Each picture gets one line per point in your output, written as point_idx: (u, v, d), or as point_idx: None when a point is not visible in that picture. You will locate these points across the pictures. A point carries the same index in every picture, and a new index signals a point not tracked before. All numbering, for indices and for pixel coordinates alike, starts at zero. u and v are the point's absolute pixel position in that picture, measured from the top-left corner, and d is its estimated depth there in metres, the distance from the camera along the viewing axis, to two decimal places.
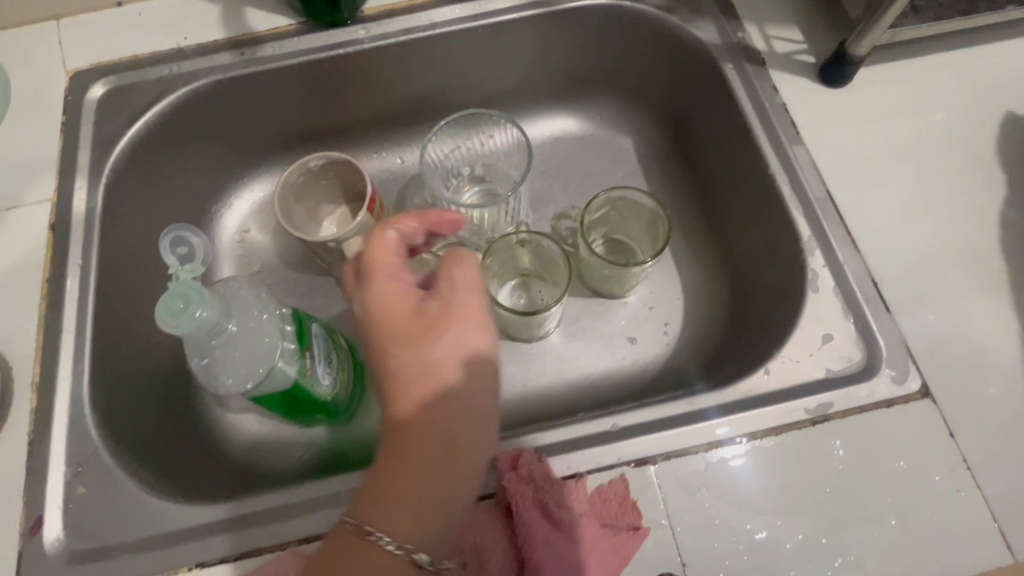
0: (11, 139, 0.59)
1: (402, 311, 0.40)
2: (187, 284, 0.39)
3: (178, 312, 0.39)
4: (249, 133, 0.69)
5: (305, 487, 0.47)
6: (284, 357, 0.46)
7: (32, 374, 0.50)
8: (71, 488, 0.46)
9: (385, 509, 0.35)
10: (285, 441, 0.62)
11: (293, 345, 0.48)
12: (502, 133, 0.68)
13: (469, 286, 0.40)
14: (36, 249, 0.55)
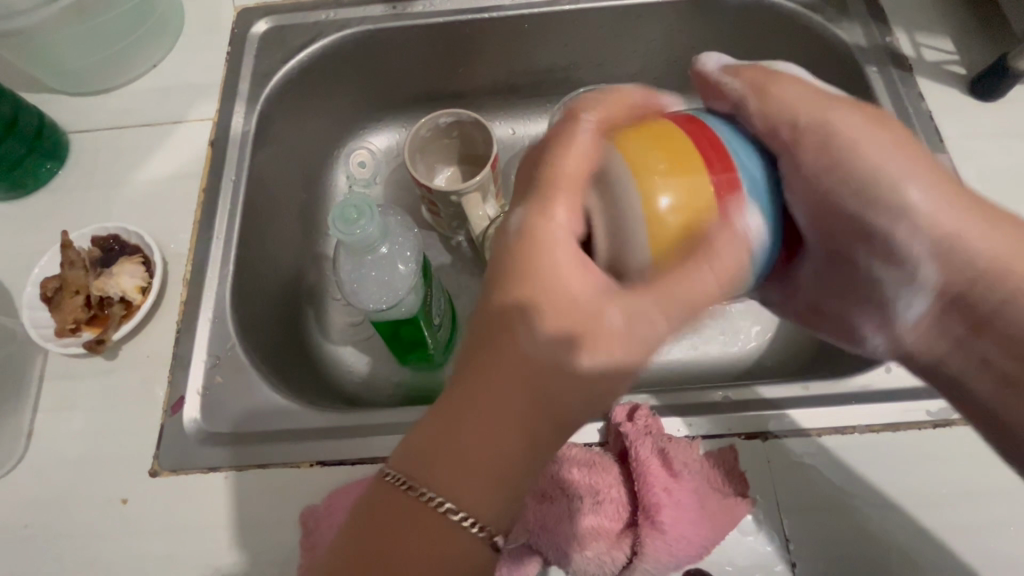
0: (182, 63, 0.65)
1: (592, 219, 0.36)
2: (357, 199, 0.43)
3: (349, 221, 0.43)
4: (382, 85, 0.73)
5: (416, 410, 0.49)
6: (416, 287, 0.49)
7: (184, 270, 0.54)
8: (210, 376, 0.50)
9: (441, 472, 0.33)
10: (382, 373, 0.65)
11: (423, 277, 0.50)
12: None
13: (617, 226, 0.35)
14: (196, 162, 0.60)
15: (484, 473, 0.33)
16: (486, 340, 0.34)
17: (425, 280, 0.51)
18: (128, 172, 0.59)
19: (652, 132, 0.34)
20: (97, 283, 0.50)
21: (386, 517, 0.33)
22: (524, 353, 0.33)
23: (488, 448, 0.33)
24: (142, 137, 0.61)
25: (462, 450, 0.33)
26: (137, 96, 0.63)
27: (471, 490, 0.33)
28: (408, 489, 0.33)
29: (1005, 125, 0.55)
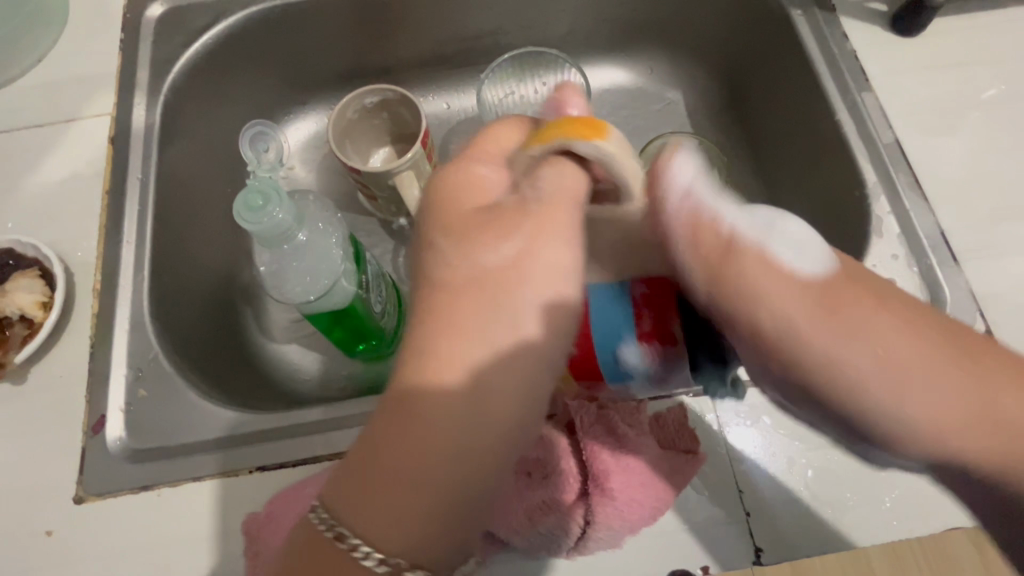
0: (70, 54, 0.59)
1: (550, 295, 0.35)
2: (267, 184, 0.41)
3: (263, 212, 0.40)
4: (303, 65, 0.69)
5: (357, 403, 0.47)
6: (347, 275, 0.46)
7: (93, 280, 0.50)
8: (132, 390, 0.47)
9: (368, 509, 0.30)
10: (328, 368, 0.62)
11: (352, 264, 0.47)
12: (561, 75, 0.71)
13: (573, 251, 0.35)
14: (95, 161, 0.55)
15: (413, 519, 0.30)
16: (445, 359, 0.31)
17: (358, 267, 0.48)
18: (19, 180, 0.54)
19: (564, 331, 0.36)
20: None
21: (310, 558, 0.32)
22: (487, 421, 0.31)
23: (468, 483, 0.31)
24: (32, 139, 0.56)
25: (416, 486, 0.30)
26: (22, 93, 0.57)
27: (408, 534, 0.30)
28: (336, 540, 0.31)
29: (927, 59, 0.55)
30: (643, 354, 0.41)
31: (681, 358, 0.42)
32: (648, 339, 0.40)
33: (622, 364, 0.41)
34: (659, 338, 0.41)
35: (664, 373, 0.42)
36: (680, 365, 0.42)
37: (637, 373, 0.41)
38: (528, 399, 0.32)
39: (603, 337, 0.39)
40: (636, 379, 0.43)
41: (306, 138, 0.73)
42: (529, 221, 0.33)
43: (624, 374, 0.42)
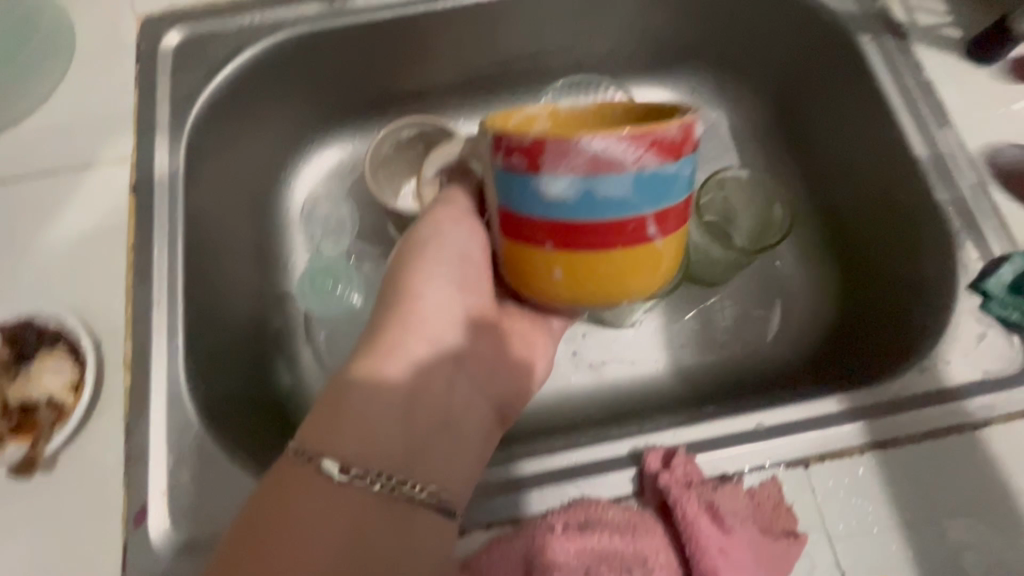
0: (81, 91, 0.54)
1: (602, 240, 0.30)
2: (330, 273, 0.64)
3: (325, 292, 0.63)
4: (328, 93, 0.64)
5: None
6: None
7: (124, 350, 0.45)
8: (175, 474, 0.43)
9: (340, 433, 0.36)
10: None
11: None
12: (597, 91, 0.68)
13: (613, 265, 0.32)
14: (117, 213, 0.50)
15: (377, 437, 0.37)
16: (391, 321, 0.41)
17: None
18: (34, 236, 0.49)
19: (591, 276, 0.32)
20: (16, 389, 0.41)
21: (284, 505, 0.34)
22: (421, 339, 0.41)
23: (404, 395, 0.39)
24: (45, 189, 0.51)
25: (377, 406, 0.38)
26: (28, 137, 0.52)
27: (370, 448, 0.37)
28: (312, 463, 0.35)
29: (1005, 91, 0.53)
30: (561, 173, 0.29)
31: (586, 146, 0.27)
32: (526, 157, 0.29)
33: (601, 197, 0.29)
34: (532, 148, 0.28)
35: (600, 169, 0.28)
36: (601, 148, 0.27)
37: (604, 188, 0.29)
38: (434, 335, 0.42)
39: (532, 204, 0.30)
40: (625, 193, 0.29)
41: (331, 167, 0.68)
42: (425, 235, 0.43)
43: (612, 209, 0.29)
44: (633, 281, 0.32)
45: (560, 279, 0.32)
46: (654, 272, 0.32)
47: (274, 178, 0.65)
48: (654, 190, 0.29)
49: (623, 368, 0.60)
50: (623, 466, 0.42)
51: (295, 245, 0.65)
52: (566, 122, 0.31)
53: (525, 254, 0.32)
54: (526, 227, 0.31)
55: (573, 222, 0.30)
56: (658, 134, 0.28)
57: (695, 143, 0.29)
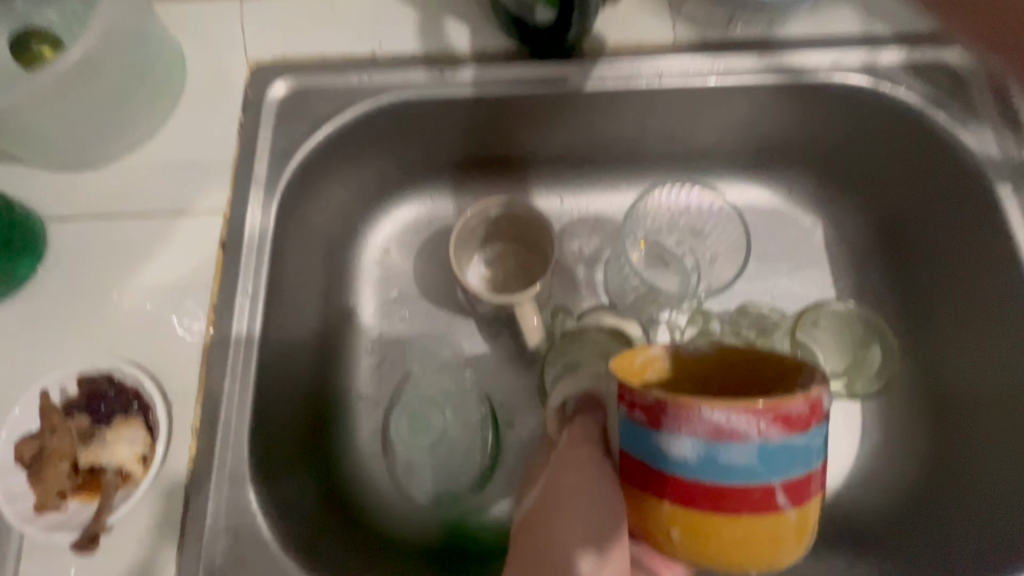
0: (184, 133, 0.54)
1: (726, 505, 0.29)
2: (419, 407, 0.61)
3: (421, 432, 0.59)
4: (417, 153, 0.63)
5: None
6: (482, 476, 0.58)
7: (191, 416, 0.45)
8: (229, 557, 0.42)
9: None
10: (399, 497, 0.57)
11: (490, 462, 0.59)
12: (685, 193, 0.64)
13: (743, 534, 0.29)
14: (204, 267, 0.50)
15: None
16: (541, 521, 0.39)
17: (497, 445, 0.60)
18: (120, 277, 0.49)
19: (715, 536, 0.29)
20: (89, 454, 0.41)
21: None
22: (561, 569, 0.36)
23: None
24: (136, 230, 0.51)
25: None
26: (127, 175, 0.53)
27: None
28: None
29: None
30: (682, 436, 0.28)
31: (709, 413, 0.28)
32: (647, 414, 0.29)
33: (723, 463, 0.28)
34: (655, 407, 0.29)
35: (724, 436, 0.28)
36: (724, 418, 0.27)
37: (729, 455, 0.28)
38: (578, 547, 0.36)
39: (656, 459, 0.30)
40: (751, 462, 0.28)
41: (408, 221, 0.67)
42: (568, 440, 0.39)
43: (738, 475, 0.28)
44: (759, 554, 0.29)
45: (679, 540, 0.30)
46: (790, 543, 0.29)
47: (351, 227, 0.64)
48: (778, 463, 0.28)
49: None
50: None
51: (361, 297, 0.64)
52: (686, 369, 0.34)
53: (644, 503, 0.31)
54: (649, 479, 0.30)
55: (699, 484, 0.29)
56: (782, 409, 0.28)
57: (823, 416, 0.29)
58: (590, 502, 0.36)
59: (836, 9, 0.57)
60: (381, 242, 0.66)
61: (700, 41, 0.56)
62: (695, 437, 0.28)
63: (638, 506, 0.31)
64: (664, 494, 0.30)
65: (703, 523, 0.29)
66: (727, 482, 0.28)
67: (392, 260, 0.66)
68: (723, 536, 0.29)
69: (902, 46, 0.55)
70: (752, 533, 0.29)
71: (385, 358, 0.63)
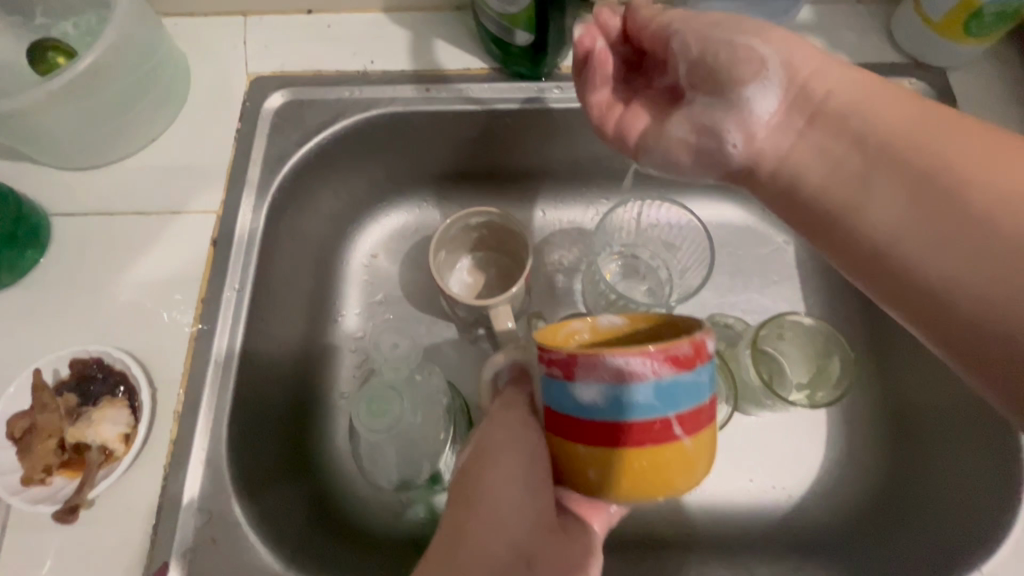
0: (186, 139, 0.58)
1: (630, 439, 0.31)
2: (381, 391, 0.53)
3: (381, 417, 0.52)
4: (405, 163, 0.66)
5: None
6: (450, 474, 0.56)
7: (174, 401, 0.47)
8: (201, 537, 0.44)
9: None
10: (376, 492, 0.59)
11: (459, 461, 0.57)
12: (655, 210, 0.67)
13: (648, 462, 0.32)
14: (196, 263, 0.53)
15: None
16: (474, 477, 0.37)
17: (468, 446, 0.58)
18: (119, 270, 0.53)
19: (625, 469, 0.32)
20: (73, 432, 0.43)
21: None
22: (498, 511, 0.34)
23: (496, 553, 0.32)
24: (135, 227, 0.54)
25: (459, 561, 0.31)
26: (130, 176, 0.56)
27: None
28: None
29: None
30: (589, 383, 0.31)
31: (610, 359, 0.30)
32: (561, 366, 0.32)
33: (626, 403, 0.31)
34: (566, 360, 0.31)
35: (625, 379, 0.30)
36: (623, 362, 0.30)
37: (631, 394, 0.30)
38: (513, 487, 0.35)
39: (571, 404, 0.32)
40: (650, 400, 0.31)
41: (395, 227, 0.70)
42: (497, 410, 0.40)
43: (639, 412, 0.31)
44: (665, 480, 0.32)
45: (597, 478, 0.33)
46: (689, 469, 0.32)
47: (340, 231, 0.67)
48: (673, 399, 0.31)
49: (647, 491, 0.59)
50: None
51: (347, 299, 0.67)
52: (602, 338, 0.35)
53: (567, 446, 0.34)
54: (567, 424, 0.33)
55: (606, 423, 0.31)
56: (673, 350, 0.30)
57: (711, 354, 0.31)
58: (521, 445, 0.36)
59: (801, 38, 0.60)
60: (367, 248, 0.69)
61: None
62: (599, 381, 0.30)
63: (562, 448, 0.34)
64: (578, 437, 0.33)
65: (613, 458, 0.32)
66: (629, 417, 0.31)
67: (376, 264, 0.69)
68: (631, 467, 0.32)
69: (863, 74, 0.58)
70: (657, 461, 0.31)
71: (367, 358, 0.65)
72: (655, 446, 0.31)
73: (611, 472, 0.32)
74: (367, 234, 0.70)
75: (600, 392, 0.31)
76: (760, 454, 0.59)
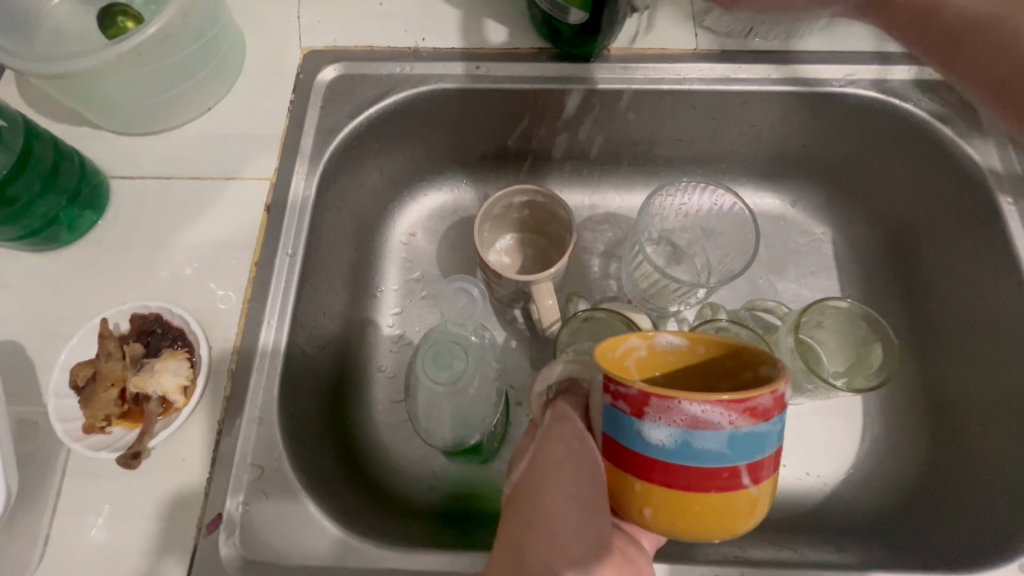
0: (239, 109, 0.59)
1: (693, 482, 0.31)
2: (444, 341, 0.58)
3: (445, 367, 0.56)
4: (448, 142, 0.67)
5: (466, 556, 0.44)
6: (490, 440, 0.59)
7: (229, 360, 0.49)
8: (253, 491, 0.45)
9: None
10: (413, 462, 0.60)
11: (499, 432, 0.60)
12: (699, 193, 0.66)
13: (710, 511, 0.31)
14: (250, 229, 0.54)
15: None
16: (529, 492, 0.37)
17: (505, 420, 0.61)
18: (175, 233, 0.54)
19: (684, 512, 0.32)
20: (136, 380, 0.44)
21: None
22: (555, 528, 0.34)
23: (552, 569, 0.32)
24: (191, 192, 0.56)
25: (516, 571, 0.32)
26: (186, 143, 0.58)
27: None
28: None
29: None
30: (660, 424, 0.30)
31: (686, 405, 0.29)
32: (630, 403, 0.31)
33: (696, 449, 0.30)
34: (638, 398, 0.30)
35: (698, 426, 0.29)
36: (700, 410, 0.29)
37: (702, 441, 0.30)
38: (567, 500, 0.35)
39: (635, 441, 0.32)
40: (721, 448, 0.30)
41: (434, 207, 0.71)
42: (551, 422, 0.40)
43: (707, 459, 0.30)
44: (723, 526, 0.32)
45: (650, 517, 0.33)
46: (749, 516, 0.32)
47: (382, 209, 0.68)
48: (746, 448, 0.30)
49: None
50: None
51: (387, 275, 0.68)
52: (657, 356, 0.35)
53: (620, 478, 0.33)
54: (627, 458, 0.32)
55: (671, 466, 0.31)
56: (752, 402, 0.29)
57: (785, 406, 0.31)
58: (580, 464, 0.36)
59: (851, 28, 0.60)
60: (405, 225, 0.70)
61: (720, 50, 0.60)
62: (670, 426, 0.30)
63: (616, 481, 0.34)
64: (637, 474, 0.32)
65: (671, 501, 0.32)
66: (697, 466, 0.30)
67: (414, 241, 0.70)
68: (690, 511, 0.31)
69: (913, 64, 0.58)
70: (718, 507, 0.31)
71: (404, 334, 0.66)
72: (718, 494, 0.31)
73: (668, 512, 0.32)
74: (404, 212, 0.70)
75: (670, 437, 0.30)
76: (799, 436, 0.59)
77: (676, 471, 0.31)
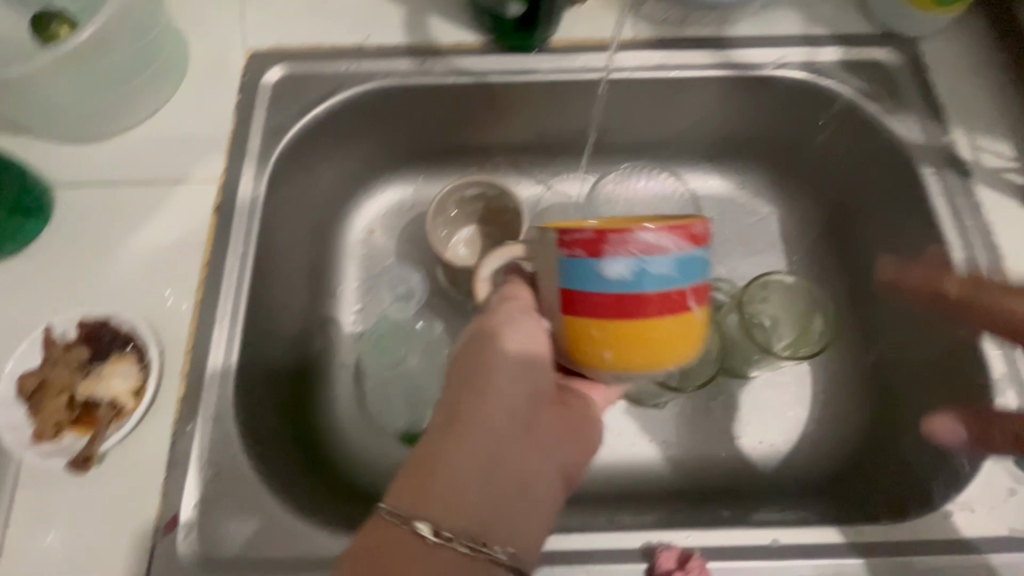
0: (185, 112, 0.59)
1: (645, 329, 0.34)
2: None
3: None
4: (400, 138, 0.68)
5: None
6: None
7: (182, 362, 0.49)
8: (211, 489, 0.46)
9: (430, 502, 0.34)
10: (377, 455, 0.61)
11: None
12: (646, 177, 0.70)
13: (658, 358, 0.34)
14: (200, 231, 0.54)
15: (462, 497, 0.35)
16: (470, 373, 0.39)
17: None
18: (124, 237, 0.54)
19: (639, 357, 0.34)
20: (84, 386, 0.46)
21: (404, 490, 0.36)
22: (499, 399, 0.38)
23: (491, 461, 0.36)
24: (138, 196, 0.55)
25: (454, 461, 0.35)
26: (131, 148, 0.57)
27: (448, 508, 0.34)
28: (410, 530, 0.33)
29: None
30: (620, 258, 0.32)
31: (641, 235, 0.32)
32: (587, 248, 0.33)
33: (651, 275, 0.32)
34: (596, 239, 0.32)
35: (652, 251, 0.32)
36: (653, 237, 0.32)
37: (654, 266, 0.32)
38: (510, 375, 0.39)
39: (595, 283, 0.33)
40: (671, 275, 0.33)
41: (390, 204, 0.72)
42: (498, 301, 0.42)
43: (662, 284, 0.33)
44: (677, 354, 0.35)
45: (612, 361, 0.35)
46: (690, 354, 0.36)
47: (337, 207, 0.69)
48: (691, 272, 0.33)
49: (632, 443, 0.60)
50: (634, 559, 0.44)
51: (345, 274, 0.69)
52: None
53: (578, 334, 0.35)
54: (588, 302, 0.34)
55: (632, 293, 0.33)
56: (691, 229, 0.33)
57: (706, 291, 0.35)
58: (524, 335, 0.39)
59: (782, 11, 0.62)
60: (363, 223, 0.71)
61: (657, 38, 0.62)
62: (629, 260, 0.32)
63: (576, 334, 0.36)
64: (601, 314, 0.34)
65: (631, 336, 0.34)
66: (660, 280, 0.33)
67: (374, 238, 0.70)
68: (645, 352, 0.34)
69: (840, 45, 0.61)
70: (664, 360, 0.34)
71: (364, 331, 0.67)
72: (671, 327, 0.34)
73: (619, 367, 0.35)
74: (361, 210, 0.71)
75: (631, 257, 0.32)
76: (751, 405, 0.62)
77: (634, 302, 0.33)
